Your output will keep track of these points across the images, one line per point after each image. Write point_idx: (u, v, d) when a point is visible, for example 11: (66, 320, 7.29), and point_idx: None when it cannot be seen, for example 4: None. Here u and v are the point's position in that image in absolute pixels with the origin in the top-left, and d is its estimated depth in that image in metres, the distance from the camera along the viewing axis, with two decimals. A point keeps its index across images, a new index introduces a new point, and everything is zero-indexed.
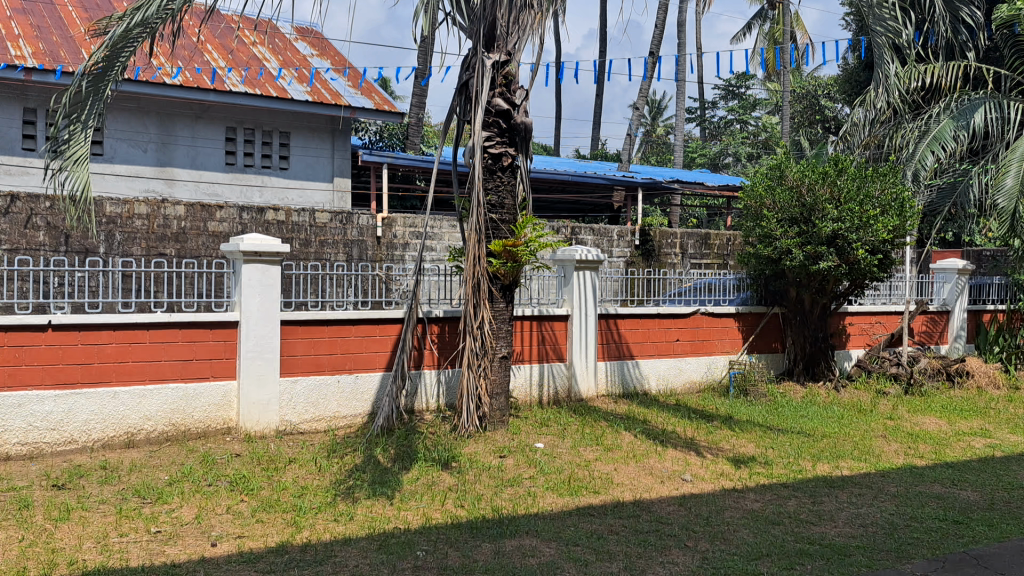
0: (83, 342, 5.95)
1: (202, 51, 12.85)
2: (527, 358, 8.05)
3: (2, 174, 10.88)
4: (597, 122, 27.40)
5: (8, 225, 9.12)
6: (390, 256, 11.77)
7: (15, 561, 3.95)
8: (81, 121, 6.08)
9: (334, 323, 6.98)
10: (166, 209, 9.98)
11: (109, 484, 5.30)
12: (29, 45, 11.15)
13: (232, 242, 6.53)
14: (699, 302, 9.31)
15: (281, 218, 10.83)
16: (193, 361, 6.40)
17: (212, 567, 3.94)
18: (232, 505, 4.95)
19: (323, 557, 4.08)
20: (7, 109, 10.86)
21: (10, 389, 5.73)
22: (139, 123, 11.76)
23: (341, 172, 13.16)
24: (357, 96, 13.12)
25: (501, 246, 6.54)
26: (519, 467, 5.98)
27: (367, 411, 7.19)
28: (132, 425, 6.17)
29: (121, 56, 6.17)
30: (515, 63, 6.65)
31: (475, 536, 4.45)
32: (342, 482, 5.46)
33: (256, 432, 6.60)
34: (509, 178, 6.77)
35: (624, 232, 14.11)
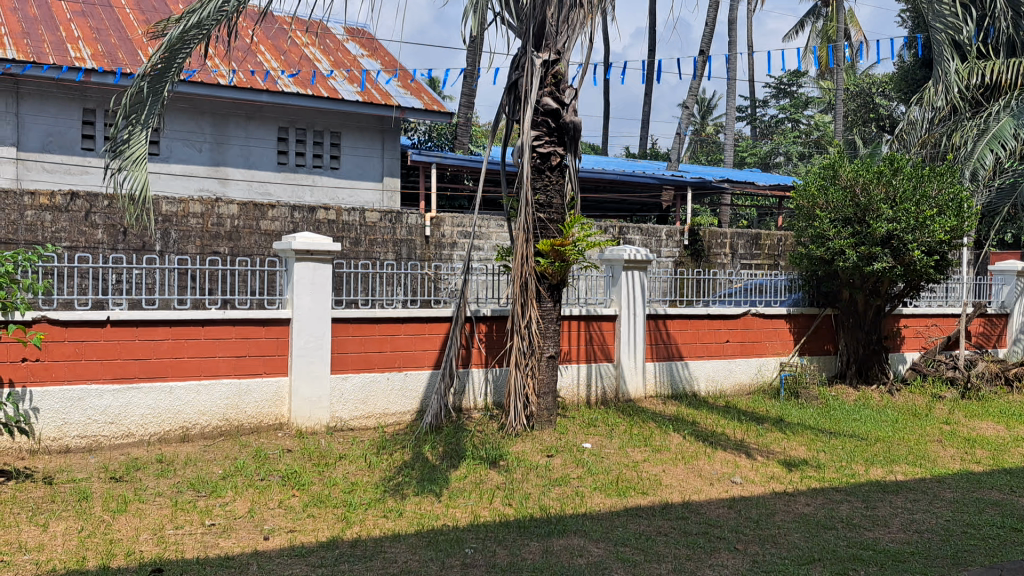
0: (141, 338, 6.08)
1: (256, 53, 13.04)
2: (575, 358, 8.04)
3: (62, 173, 11.15)
4: (646, 121, 27.25)
5: (68, 223, 9.35)
6: (439, 256, 11.84)
7: (73, 551, 4.04)
8: (140, 121, 6.20)
9: (385, 322, 7.03)
10: (219, 208, 10.15)
11: (165, 477, 5.41)
12: (88, 48, 11.42)
13: (285, 240, 6.64)
14: (750, 303, 9.23)
15: (332, 216, 10.94)
16: (246, 357, 6.49)
17: (264, 560, 4.00)
18: (284, 499, 5.02)
19: (373, 553, 4.12)
20: (67, 110, 11.13)
21: (70, 382, 5.87)
22: (195, 123, 11.97)
23: (391, 172, 13.26)
24: (407, 96, 13.21)
25: (549, 245, 6.53)
26: (567, 467, 5.98)
27: (416, 409, 7.23)
28: (187, 419, 6.28)
29: (178, 57, 6.28)
30: (565, 62, 6.64)
31: (524, 535, 4.46)
32: (391, 478, 5.51)
33: (307, 427, 6.68)
34: (558, 177, 6.77)
35: (673, 232, 14.02)
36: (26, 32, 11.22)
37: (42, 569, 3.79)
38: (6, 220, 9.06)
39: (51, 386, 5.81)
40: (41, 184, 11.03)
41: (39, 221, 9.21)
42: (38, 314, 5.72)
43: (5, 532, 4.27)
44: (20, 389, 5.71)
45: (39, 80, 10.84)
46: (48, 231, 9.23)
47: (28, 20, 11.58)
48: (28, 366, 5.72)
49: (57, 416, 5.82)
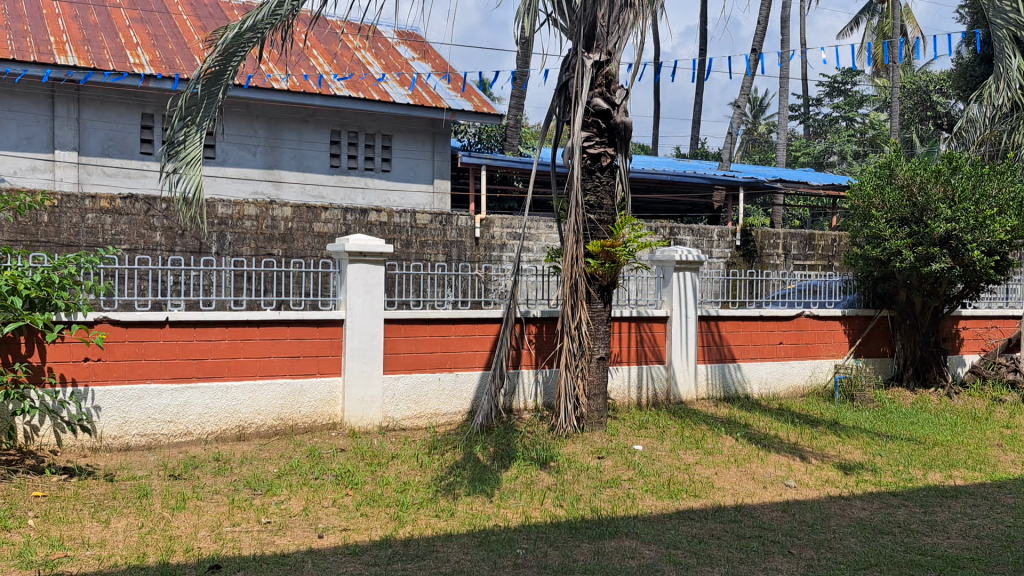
0: (198, 338, 6.20)
1: (309, 57, 13.21)
2: (625, 359, 8.01)
3: (121, 177, 11.40)
4: (696, 121, 27.06)
5: (127, 226, 9.56)
6: (488, 257, 11.87)
7: (135, 546, 4.14)
8: (196, 123, 6.34)
9: (436, 323, 7.08)
10: (273, 210, 10.30)
11: (222, 475, 5.51)
12: (146, 54, 11.68)
13: (338, 242, 6.71)
14: (804, 305, 9.12)
15: (384, 218, 11.04)
16: (300, 357, 6.59)
17: (319, 558, 4.05)
18: (338, 498, 5.08)
19: (425, 552, 4.15)
20: (126, 116, 11.39)
21: (131, 381, 6.00)
22: (250, 128, 12.17)
23: (442, 174, 13.34)
24: (457, 98, 13.27)
25: (599, 246, 6.51)
26: (618, 469, 5.96)
27: (466, 409, 7.27)
28: (243, 418, 6.39)
29: (233, 60, 6.39)
30: (616, 62, 6.61)
31: (575, 536, 4.46)
32: (443, 478, 5.55)
33: (360, 427, 6.75)
34: (609, 178, 6.75)
35: (725, 232, 13.89)
36: (88, 39, 11.51)
37: (105, 564, 3.88)
38: (68, 223, 9.29)
39: (113, 385, 5.95)
40: (102, 188, 11.29)
41: (99, 224, 9.42)
42: (100, 315, 5.85)
43: (69, 527, 4.38)
44: (82, 388, 5.84)
45: (99, 86, 11.10)
46: (108, 233, 9.44)
47: (89, 27, 11.88)
48: (90, 365, 5.85)
49: (117, 414, 5.96)
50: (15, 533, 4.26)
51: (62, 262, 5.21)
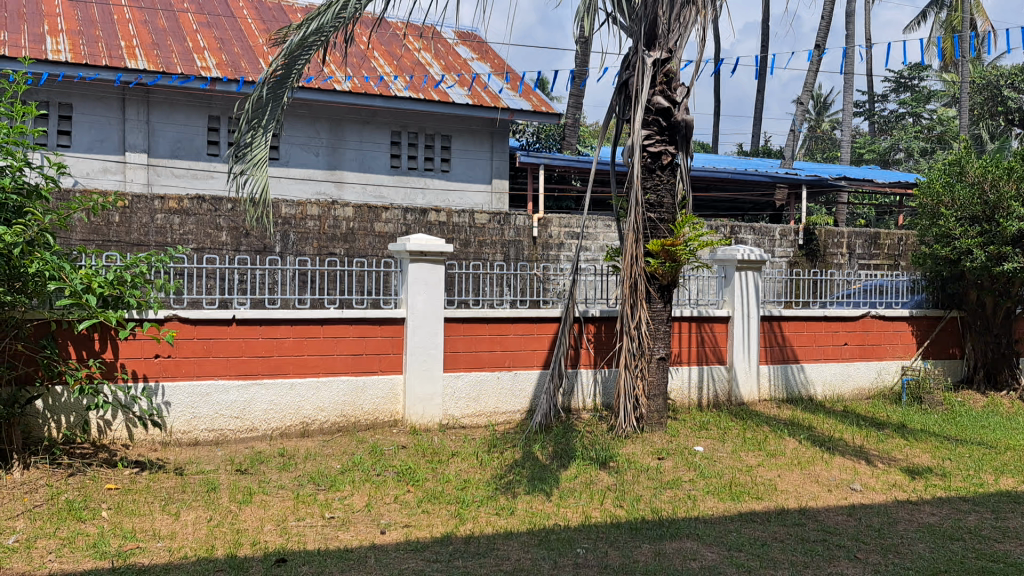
0: (264, 336, 6.32)
1: (370, 59, 13.34)
2: (686, 359, 7.94)
3: (189, 177, 11.66)
4: (758, 119, 26.74)
5: (195, 226, 9.77)
6: (546, 256, 11.87)
7: (204, 539, 4.24)
8: (262, 125, 6.46)
9: (495, 321, 7.10)
10: (336, 210, 10.44)
11: (286, 470, 5.60)
12: (213, 57, 11.93)
13: (400, 242, 6.78)
14: (869, 306, 8.95)
15: (443, 218, 11.11)
16: (363, 355, 6.68)
17: (382, 554, 4.11)
18: (400, 495, 5.14)
19: (486, 549, 4.17)
20: (194, 118, 11.64)
21: (199, 378, 6.14)
22: (313, 129, 12.35)
23: (500, 174, 13.37)
24: (516, 98, 13.30)
25: (659, 245, 6.47)
26: (679, 470, 5.91)
27: (525, 408, 7.28)
28: (307, 415, 6.49)
29: (298, 63, 6.51)
30: (677, 60, 6.54)
31: (636, 537, 4.44)
32: (502, 476, 5.57)
33: (421, 425, 6.81)
34: (669, 177, 6.70)
35: (786, 231, 13.71)
36: (157, 43, 11.78)
37: (176, 555, 3.98)
38: (138, 223, 9.54)
39: (182, 380, 6.09)
40: (170, 188, 11.57)
41: (168, 224, 9.65)
42: (170, 313, 5.99)
43: (140, 520, 4.50)
44: (153, 384, 5.99)
45: (168, 90, 11.36)
46: (176, 233, 9.67)
47: (158, 32, 12.16)
48: (160, 362, 6.00)
49: (186, 410, 6.10)
50: (89, 525, 4.39)
51: (135, 261, 5.32)
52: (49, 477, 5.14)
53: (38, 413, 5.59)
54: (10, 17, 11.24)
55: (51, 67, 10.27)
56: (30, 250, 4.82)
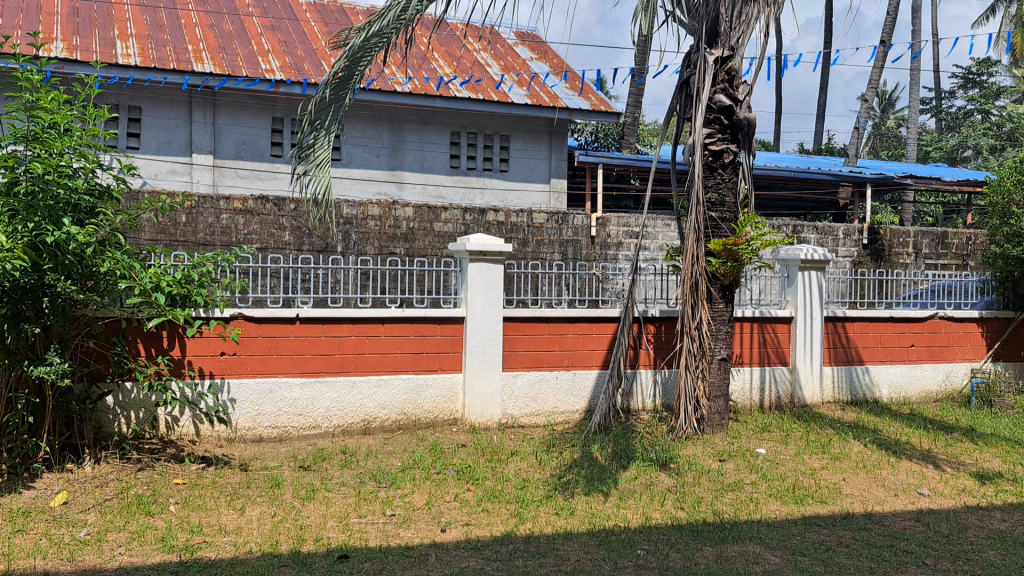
0: (327, 334, 6.40)
1: (430, 60, 13.42)
2: (748, 361, 7.84)
3: (254, 178, 11.87)
4: (821, 117, 26.29)
5: (259, 225, 9.94)
6: (604, 256, 11.83)
7: (268, 534, 4.31)
8: (324, 126, 6.54)
9: (554, 321, 7.09)
10: (396, 211, 10.53)
11: (348, 468, 5.67)
12: (277, 60, 12.13)
13: (459, 241, 6.81)
14: (937, 306, 8.73)
15: (502, 218, 11.14)
16: (423, 354, 6.72)
17: (443, 552, 4.13)
18: (460, 493, 5.16)
19: (546, 549, 4.17)
20: (258, 120, 11.84)
21: (264, 375, 6.24)
22: (373, 130, 12.47)
23: (559, 173, 13.36)
24: (575, 97, 13.27)
25: (721, 245, 6.40)
26: (740, 472, 5.84)
27: (584, 408, 7.25)
28: (368, 413, 6.55)
29: (360, 65, 6.56)
30: (739, 58, 6.45)
31: (697, 539, 4.40)
32: (561, 476, 5.55)
33: (480, 423, 6.84)
34: (731, 176, 6.65)
35: (850, 230, 13.42)
36: (222, 47, 12.02)
37: (241, 550, 4.05)
38: (204, 223, 9.74)
39: (247, 378, 6.20)
40: (235, 189, 11.79)
41: (233, 224, 9.82)
42: (235, 311, 6.10)
43: (207, 515, 4.59)
44: (219, 381, 6.11)
45: (233, 92, 11.58)
46: (241, 233, 9.84)
47: (224, 36, 12.40)
48: (226, 359, 6.12)
49: (251, 406, 6.20)
50: (157, 519, 4.49)
51: (201, 261, 5.44)
52: (120, 472, 5.27)
53: (110, 408, 5.74)
54: (82, 23, 11.56)
55: (121, 71, 10.52)
56: (102, 250, 4.94)
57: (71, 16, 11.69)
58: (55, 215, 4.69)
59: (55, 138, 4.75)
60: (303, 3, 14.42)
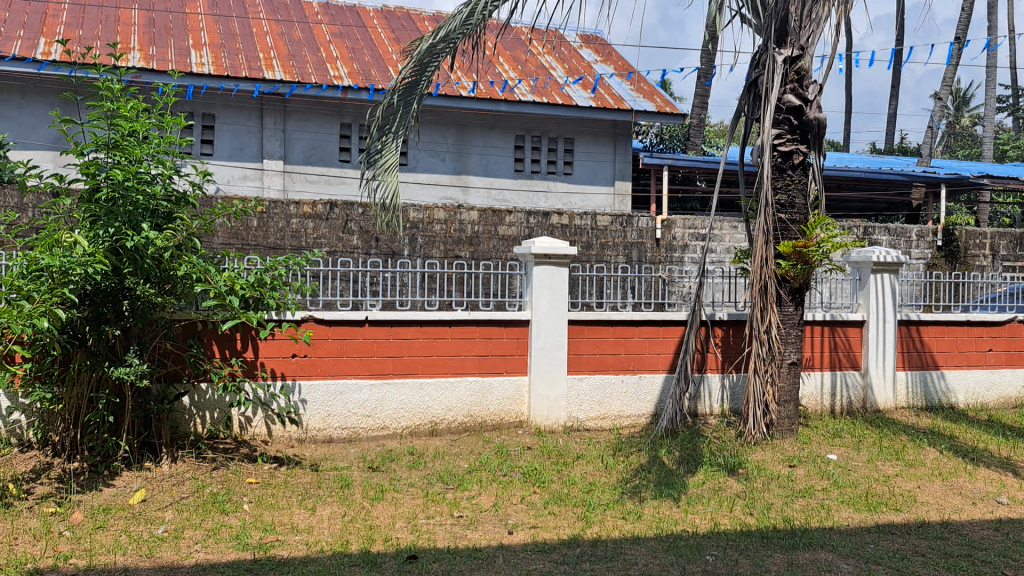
0: (394, 337, 6.47)
1: (495, 64, 13.49)
2: (818, 365, 7.70)
3: (322, 183, 12.06)
4: (892, 116, 25.70)
5: (328, 229, 10.10)
6: (670, 258, 11.74)
7: (339, 533, 4.37)
8: (392, 132, 6.63)
9: (620, 324, 7.06)
10: (461, 215, 10.60)
11: (416, 469, 5.72)
12: (345, 66, 12.31)
13: (524, 244, 6.82)
14: (1016, 310, 8.47)
15: (565, 221, 11.10)
16: (489, 356, 6.75)
17: (510, 554, 4.14)
18: (526, 496, 5.17)
19: (614, 553, 4.15)
20: (326, 126, 12.03)
21: (334, 377, 6.34)
22: (439, 135, 12.57)
23: (623, 175, 13.29)
24: (640, 99, 13.19)
25: (791, 247, 6.30)
26: (812, 478, 5.74)
27: (651, 412, 7.20)
28: (435, 415, 6.61)
29: (427, 70, 6.62)
30: (809, 57, 6.36)
31: (767, 546, 4.33)
32: (628, 481, 5.52)
33: (546, 426, 6.84)
34: (801, 176, 6.52)
35: (924, 232, 13.08)
36: (292, 54, 12.24)
37: (313, 548, 4.12)
38: (274, 228, 9.91)
39: (318, 379, 6.30)
40: (304, 194, 12.00)
41: (302, 229, 10.00)
42: (306, 314, 6.20)
43: (280, 513, 4.68)
44: (290, 382, 6.22)
45: (303, 99, 11.78)
46: (310, 237, 10.01)
47: (294, 43, 12.63)
48: (298, 361, 6.23)
49: (321, 408, 6.30)
50: (232, 517, 4.59)
51: (273, 265, 5.58)
52: (196, 470, 5.40)
53: (186, 409, 5.90)
54: (159, 33, 11.89)
55: (195, 80, 10.77)
56: (179, 254, 5.07)
57: (147, 26, 12.03)
58: (134, 220, 4.82)
59: (134, 145, 4.88)
60: (370, 10, 14.63)
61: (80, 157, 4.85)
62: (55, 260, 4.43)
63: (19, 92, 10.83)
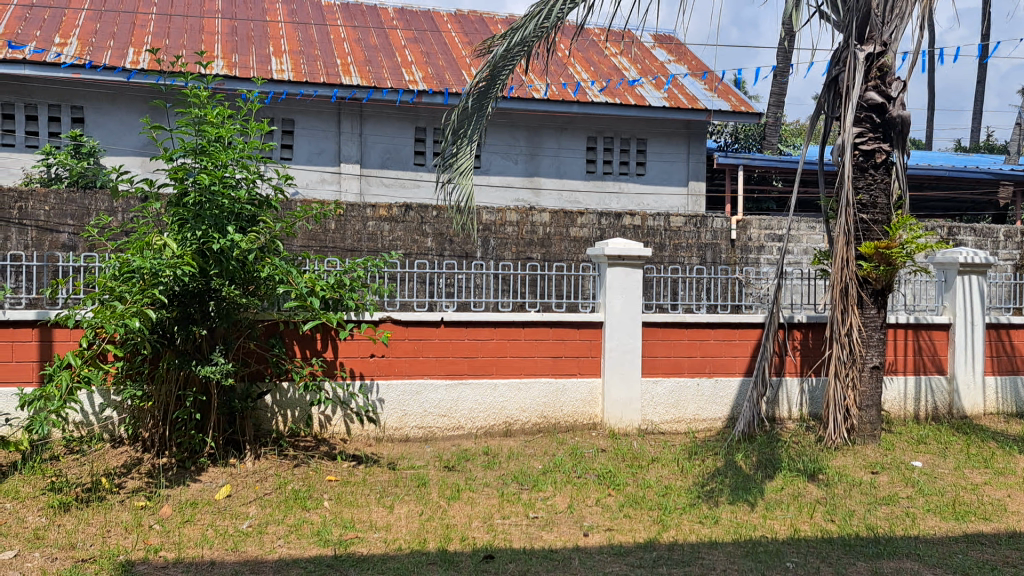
0: (469, 338, 6.52)
1: (568, 66, 13.49)
2: (901, 369, 7.49)
3: (398, 187, 12.23)
4: (977, 113, 24.88)
5: (403, 232, 10.22)
6: (746, 259, 11.57)
7: (416, 532, 4.42)
8: (466, 135, 6.68)
9: (695, 326, 6.99)
10: (533, 216, 10.61)
11: (491, 469, 5.75)
12: (420, 71, 12.44)
13: (598, 246, 6.81)
14: None
15: (638, 222, 11.02)
16: (561, 358, 6.75)
17: (585, 556, 4.13)
18: (601, 498, 5.15)
19: (691, 558, 4.11)
20: (401, 129, 12.18)
21: (411, 376, 6.42)
22: (511, 137, 12.61)
23: (697, 175, 13.15)
24: (714, 99, 13.03)
25: (873, 247, 6.17)
26: (895, 485, 5.59)
27: (727, 415, 7.11)
28: (509, 415, 6.64)
29: (501, 74, 6.65)
30: (892, 53, 6.21)
31: (849, 553, 4.24)
32: (705, 485, 5.46)
33: (620, 429, 6.79)
34: (884, 176, 6.38)
35: (1012, 232, 12.60)
36: (369, 60, 12.43)
37: (391, 546, 4.18)
38: (351, 230, 10.06)
39: (395, 379, 6.39)
40: (380, 198, 12.17)
41: (379, 231, 10.13)
42: (384, 315, 6.30)
43: (359, 511, 4.75)
44: (368, 382, 6.32)
45: (379, 103, 11.95)
46: (386, 240, 10.14)
47: (370, 49, 12.82)
48: (375, 361, 6.33)
49: (398, 407, 6.39)
50: (313, 514, 4.68)
51: (352, 266, 5.70)
52: (278, 468, 5.52)
53: (268, 407, 6.04)
54: (240, 41, 12.20)
55: (275, 86, 11.02)
56: (262, 256, 5.19)
57: (230, 35, 12.35)
58: (220, 224, 4.95)
59: (220, 151, 5.00)
60: (444, 14, 14.76)
61: (169, 162, 5.01)
62: (146, 262, 4.58)
63: (109, 100, 11.21)
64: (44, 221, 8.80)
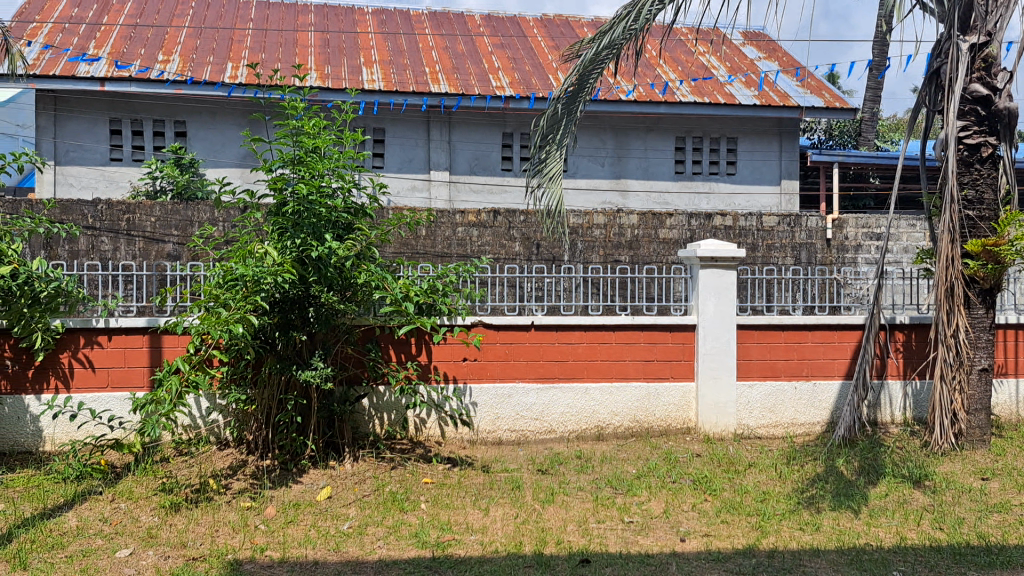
0: (559, 341, 6.52)
1: (655, 66, 13.38)
2: (1012, 371, 7.20)
3: (487, 193, 12.32)
4: None
5: (492, 237, 10.29)
6: (842, 259, 11.28)
7: (513, 534, 4.44)
8: (555, 140, 6.69)
9: (791, 328, 6.84)
10: (621, 219, 10.52)
11: (585, 473, 5.74)
12: (507, 76, 12.50)
13: (690, 248, 6.73)
14: None
15: (729, 222, 10.85)
16: (654, 360, 6.69)
17: (683, 562, 4.09)
18: (697, 503, 5.09)
19: (792, 565, 4.02)
20: (490, 135, 12.27)
21: (502, 380, 6.45)
22: (599, 140, 12.58)
23: (791, 174, 12.87)
24: (806, 95, 12.74)
25: (979, 245, 5.92)
26: (1006, 492, 5.36)
27: (826, 420, 6.93)
28: (602, 419, 6.61)
29: (590, 78, 6.61)
30: (998, 43, 5.95)
31: (959, 562, 4.09)
32: (804, 491, 5.34)
33: (715, 434, 6.69)
34: (990, 170, 6.14)
35: None
36: (456, 67, 12.55)
37: (488, 549, 4.21)
38: (442, 236, 10.20)
39: (487, 383, 6.44)
40: (470, 204, 12.29)
41: (468, 237, 10.22)
42: (476, 319, 6.35)
43: (455, 513, 4.80)
44: (462, 385, 6.39)
45: (468, 110, 12.06)
46: (475, 245, 10.22)
47: (458, 56, 12.96)
48: (468, 365, 6.39)
49: (491, 410, 6.43)
50: (411, 516, 4.75)
51: (444, 271, 5.76)
52: (376, 469, 5.62)
53: (365, 410, 6.17)
54: (333, 53, 12.48)
55: (367, 95, 11.24)
56: (359, 262, 5.30)
57: (322, 47, 12.64)
58: (318, 231, 5.08)
59: (316, 161, 5.12)
60: (531, 19, 14.83)
61: (268, 173, 5.14)
62: (248, 270, 4.72)
63: (210, 114, 11.60)
64: (151, 232, 9.16)
